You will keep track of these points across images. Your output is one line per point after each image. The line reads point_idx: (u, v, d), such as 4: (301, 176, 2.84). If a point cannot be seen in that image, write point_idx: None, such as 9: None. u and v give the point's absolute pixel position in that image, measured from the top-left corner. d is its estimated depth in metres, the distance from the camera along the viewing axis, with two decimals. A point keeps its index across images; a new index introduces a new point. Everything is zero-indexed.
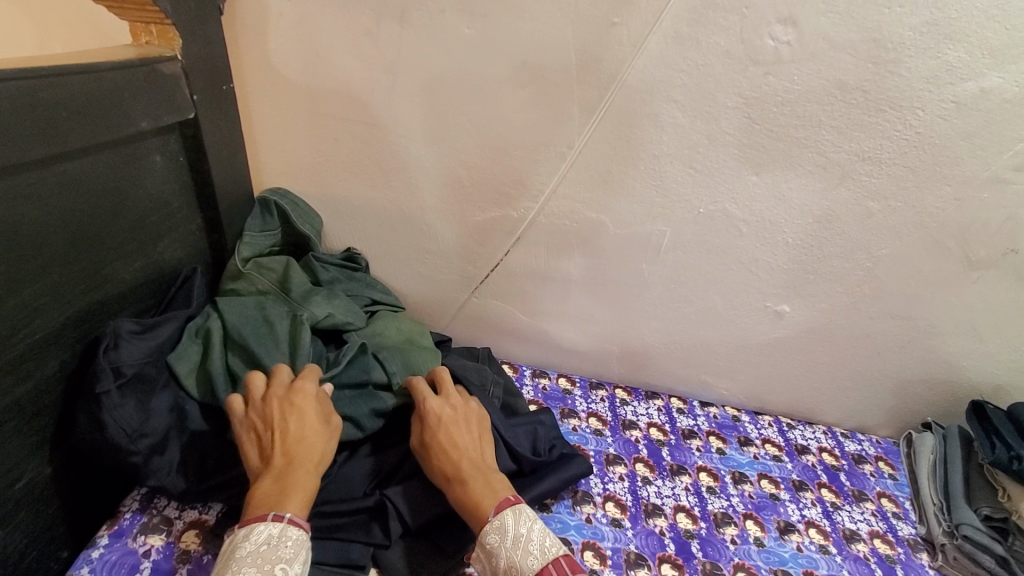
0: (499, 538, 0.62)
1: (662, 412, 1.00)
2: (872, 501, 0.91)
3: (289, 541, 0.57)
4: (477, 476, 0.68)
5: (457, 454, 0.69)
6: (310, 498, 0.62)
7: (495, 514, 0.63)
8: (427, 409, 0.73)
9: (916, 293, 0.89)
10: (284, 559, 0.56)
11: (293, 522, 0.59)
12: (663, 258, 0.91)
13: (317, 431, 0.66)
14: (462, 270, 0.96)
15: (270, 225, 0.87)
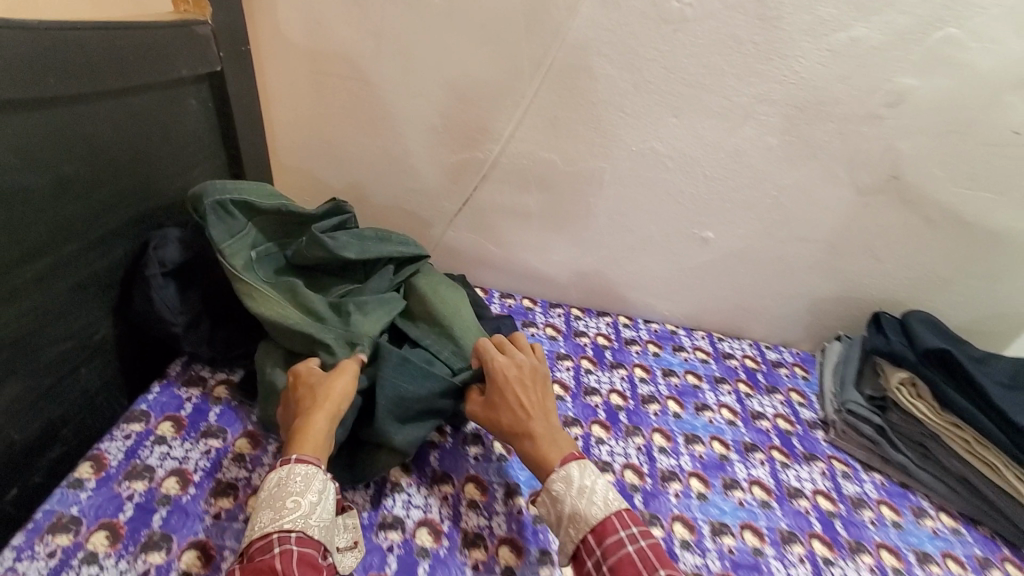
0: (565, 486, 0.68)
1: (610, 325, 1.18)
2: (782, 393, 1.09)
3: (297, 477, 0.63)
4: (542, 432, 0.74)
5: (523, 415, 0.75)
6: (321, 437, 0.68)
7: (561, 466, 0.70)
8: (494, 372, 0.78)
9: (817, 218, 1.05)
10: (293, 493, 0.62)
11: (299, 461, 0.65)
12: (606, 192, 1.09)
13: (321, 383, 0.73)
14: (439, 205, 1.15)
15: (234, 223, 0.86)
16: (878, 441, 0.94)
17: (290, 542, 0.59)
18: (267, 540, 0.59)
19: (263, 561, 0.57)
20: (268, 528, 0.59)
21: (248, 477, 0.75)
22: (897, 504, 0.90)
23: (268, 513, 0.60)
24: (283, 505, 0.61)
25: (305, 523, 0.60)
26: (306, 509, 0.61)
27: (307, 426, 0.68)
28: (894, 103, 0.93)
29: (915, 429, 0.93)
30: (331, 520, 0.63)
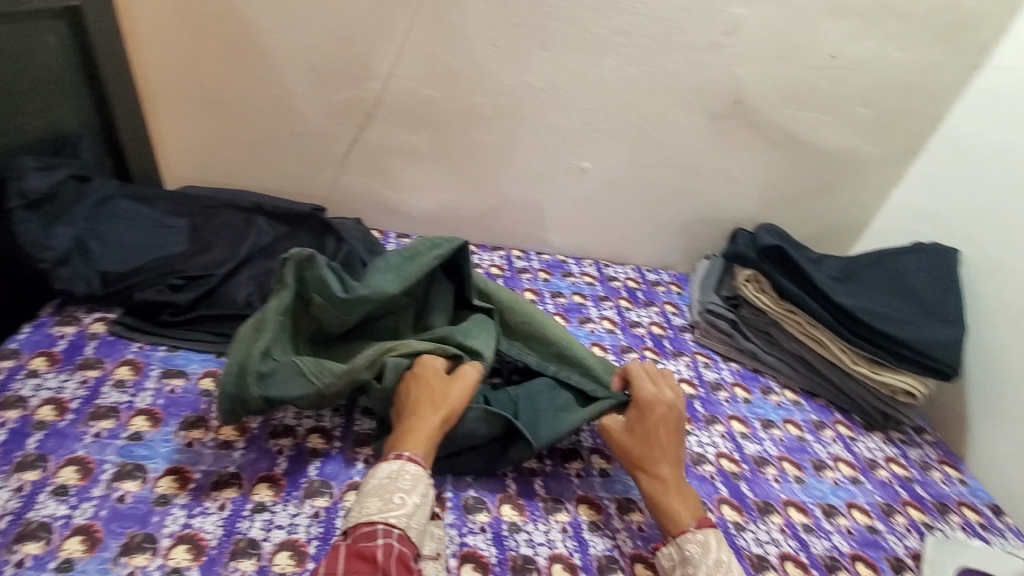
0: (700, 550, 0.66)
1: (503, 258, 1.25)
2: (658, 306, 1.20)
3: (407, 474, 0.64)
4: (675, 481, 0.73)
5: (664, 456, 0.74)
6: (429, 439, 0.68)
7: (697, 527, 0.68)
8: (647, 398, 0.78)
9: (678, 143, 1.17)
10: (401, 489, 0.62)
11: (410, 459, 0.66)
12: (490, 126, 1.15)
13: (443, 386, 0.74)
14: (328, 148, 1.16)
15: (282, 360, 0.73)
16: (732, 334, 1.08)
17: (392, 537, 0.58)
18: (372, 528, 0.59)
19: (367, 548, 0.56)
20: (376, 516, 0.59)
21: (129, 401, 0.75)
22: (749, 384, 1.04)
23: (376, 502, 0.61)
24: (391, 499, 0.61)
25: (407, 522, 0.60)
26: (411, 509, 0.61)
27: (419, 424, 0.69)
28: (730, 31, 1.05)
29: (762, 319, 1.07)
30: (423, 526, 0.62)
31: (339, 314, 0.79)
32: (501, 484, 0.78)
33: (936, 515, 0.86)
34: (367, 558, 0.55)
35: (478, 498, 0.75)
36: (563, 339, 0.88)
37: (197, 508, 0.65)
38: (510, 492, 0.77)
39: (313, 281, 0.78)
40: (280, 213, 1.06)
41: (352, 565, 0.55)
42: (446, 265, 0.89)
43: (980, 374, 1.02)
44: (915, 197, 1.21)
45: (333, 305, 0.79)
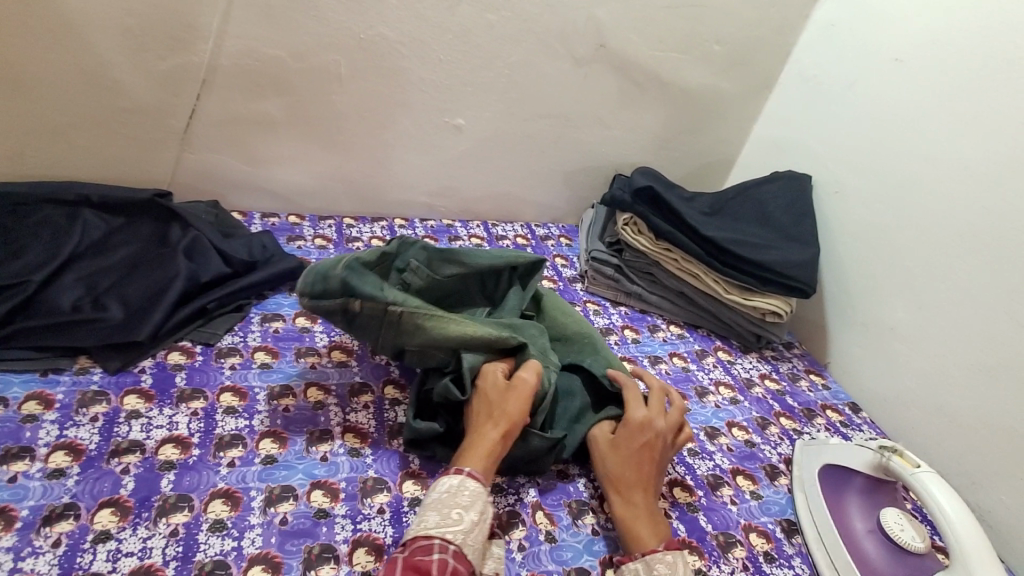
0: (669, 570, 0.60)
1: (385, 228, 1.18)
2: (548, 260, 1.19)
3: (466, 491, 0.61)
4: (644, 505, 0.68)
5: (642, 478, 0.70)
6: (490, 456, 0.65)
7: (665, 548, 0.63)
8: (639, 420, 0.73)
9: (548, 92, 1.15)
10: (460, 505, 0.60)
11: (470, 475, 0.63)
12: (348, 88, 1.06)
13: (501, 399, 0.70)
14: (163, 124, 1.01)
15: (374, 286, 0.72)
16: (618, 278, 1.10)
17: (448, 553, 0.56)
18: (429, 542, 0.56)
19: (424, 562, 0.54)
20: (433, 530, 0.57)
21: None
22: (637, 325, 1.07)
23: (434, 517, 0.58)
24: (449, 513, 0.59)
25: (463, 540, 0.57)
26: (468, 526, 0.58)
27: (478, 440, 0.66)
28: None
29: (643, 261, 1.09)
30: (482, 544, 0.59)
31: (429, 278, 0.80)
32: (404, 459, 0.73)
33: (804, 420, 0.94)
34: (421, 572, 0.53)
35: (378, 478, 0.70)
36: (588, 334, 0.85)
37: (26, 549, 0.56)
38: (413, 467, 0.72)
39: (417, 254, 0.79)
40: (112, 203, 0.93)
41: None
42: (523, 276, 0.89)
43: (837, 290, 1.10)
44: (772, 129, 1.28)
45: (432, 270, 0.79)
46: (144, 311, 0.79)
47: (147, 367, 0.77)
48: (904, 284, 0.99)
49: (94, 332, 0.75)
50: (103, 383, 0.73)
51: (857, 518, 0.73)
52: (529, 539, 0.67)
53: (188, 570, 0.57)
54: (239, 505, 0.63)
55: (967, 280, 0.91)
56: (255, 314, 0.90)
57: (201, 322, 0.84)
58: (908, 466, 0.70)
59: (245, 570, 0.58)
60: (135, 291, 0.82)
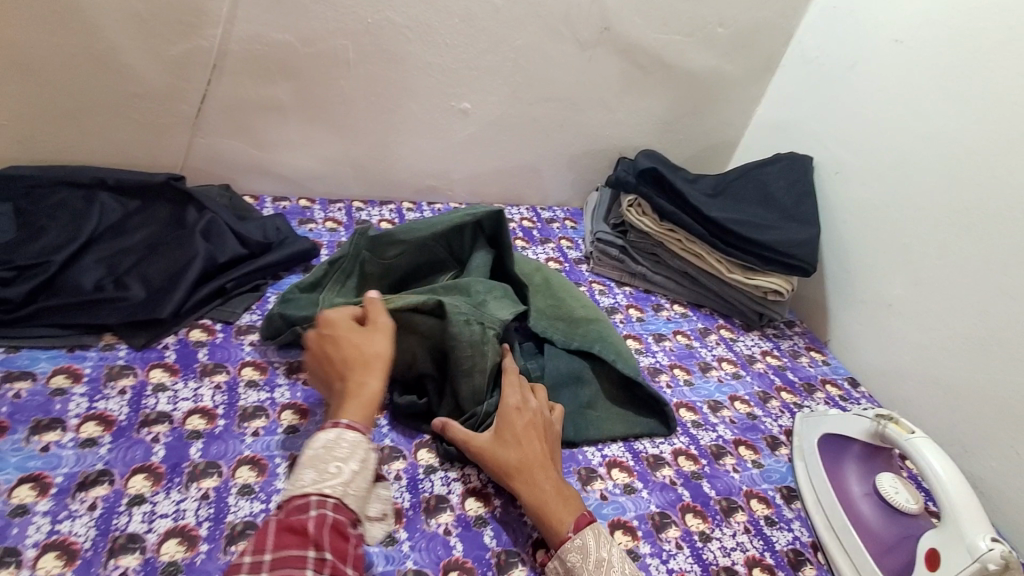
0: (580, 558, 0.58)
1: (393, 212, 1.20)
2: (554, 242, 1.21)
3: (344, 442, 0.55)
4: (552, 487, 0.63)
5: (538, 464, 0.65)
6: (371, 401, 0.59)
7: (575, 532, 0.60)
8: (511, 407, 0.68)
9: (553, 75, 1.16)
10: (338, 457, 0.54)
11: (349, 427, 0.56)
12: (355, 71, 1.07)
13: (359, 341, 0.64)
14: (174, 109, 1.02)
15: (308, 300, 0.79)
16: (623, 259, 1.12)
17: (327, 507, 0.51)
18: (305, 500, 0.51)
19: (299, 521, 0.49)
20: (309, 487, 0.51)
21: None
22: (642, 304, 1.09)
23: (310, 474, 0.52)
24: (326, 468, 0.53)
25: (344, 491, 0.52)
26: (349, 477, 0.53)
27: (357, 386, 0.60)
28: None
29: (648, 242, 1.12)
30: (368, 491, 0.55)
31: (377, 262, 0.82)
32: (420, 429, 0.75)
33: (804, 395, 0.97)
34: (297, 531, 0.48)
35: (394, 446, 0.72)
36: (595, 320, 0.88)
37: (64, 512, 0.59)
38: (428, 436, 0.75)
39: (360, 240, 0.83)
40: (127, 186, 0.94)
41: (281, 540, 0.48)
42: (491, 232, 0.87)
43: (837, 269, 1.13)
44: (775, 111, 1.29)
45: (375, 252, 0.82)
46: (165, 290, 0.82)
47: (170, 345, 0.80)
48: (901, 261, 1.02)
49: (117, 310, 0.78)
50: (128, 359, 0.76)
51: (854, 484, 0.76)
52: None
53: (219, 531, 0.60)
54: (266, 471, 0.67)
55: (963, 256, 0.93)
56: (271, 294, 0.92)
57: (220, 301, 0.87)
58: (903, 432, 0.73)
59: None
60: (155, 270, 0.84)
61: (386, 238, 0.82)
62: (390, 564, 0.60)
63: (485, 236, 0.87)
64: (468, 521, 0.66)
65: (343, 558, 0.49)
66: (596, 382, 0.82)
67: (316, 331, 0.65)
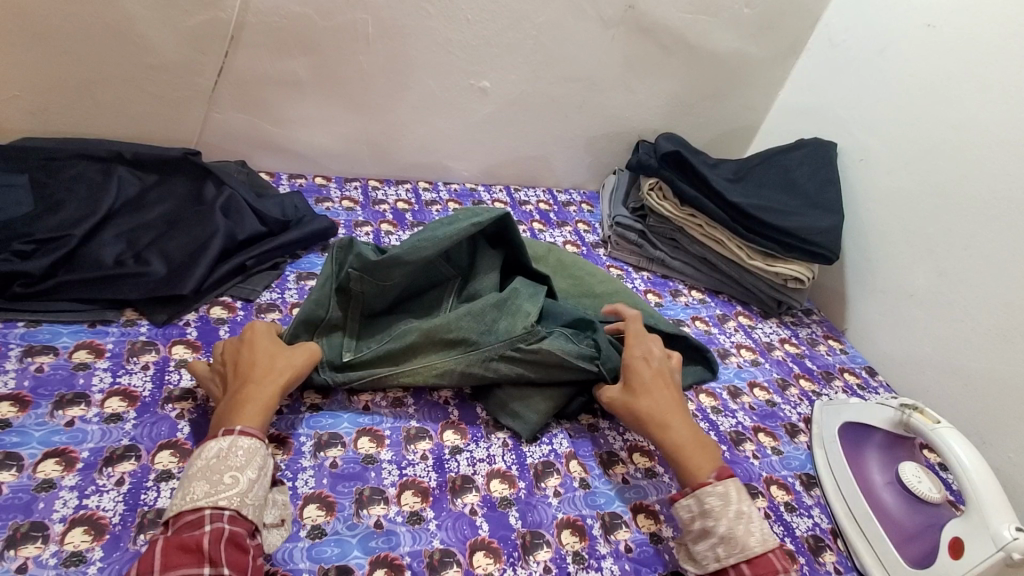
0: (720, 503, 0.61)
1: (410, 192, 1.19)
2: (571, 226, 1.20)
3: (239, 450, 0.56)
4: (689, 436, 0.67)
5: (671, 416, 0.68)
6: (266, 410, 0.61)
7: (717, 479, 0.63)
8: (636, 362, 0.72)
9: (575, 55, 1.14)
10: (232, 467, 0.55)
11: (243, 433, 0.58)
12: (374, 47, 1.05)
13: (270, 355, 0.66)
14: (191, 83, 1.00)
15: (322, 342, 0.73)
16: (641, 244, 1.12)
17: (222, 520, 0.52)
18: (198, 515, 0.52)
19: (191, 537, 0.50)
20: (202, 501, 0.52)
21: None
22: (660, 290, 1.08)
23: (202, 486, 0.53)
24: (219, 480, 0.54)
25: (241, 501, 0.54)
26: (244, 487, 0.55)
27: (253, 394, 0.61)
28: None
29: (667, 227, 1.11)
30: (265, 499, 0.56)
31: (375, 286, 0.75)
32: (445, 410, 0.75)
33: (823, 382, 0.97)
34: (190, 547, 0.50)
35: (420, 426, 0.72)
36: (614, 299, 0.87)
37: (90, 487, 0.59)
38: (453, 417, 0.75)
39: (350, 256, 0.74)
40: (144, 160, 0.93)
41: (171, 559, 0.49)
42: (490, 233, 0.83)
43: (858, 257, 1.12)
44: (799, 96, 1.27)
45: (371, 275, 0.73)
46: (185, 267, 0.81)
47: (191, 321, 0.79)
48: (925, 250, 1.01)
49: (138, 286, 0.77)
50: (150, 335, 0.76)
51: (876, 472, 0.76)
52: (564, 486, 0.70)
53: None
54: (291, 449, 0.66)
55: (990, 246, 0.92)
56: (290, 272, 0.92)
57: (240, 279, 0.86)
58: (928, 422, 0.73)
59: (302, 508, 0.61)
60: (174, 246, 0.84)
61: (387, 262, 0.73)
62: (417, 544, 0.60)
63: (486, 239, 0.83)
64: (494, 502, 0.66)
65: (241, 569, 0.51)
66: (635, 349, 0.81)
67: (229, 340, 0.67)
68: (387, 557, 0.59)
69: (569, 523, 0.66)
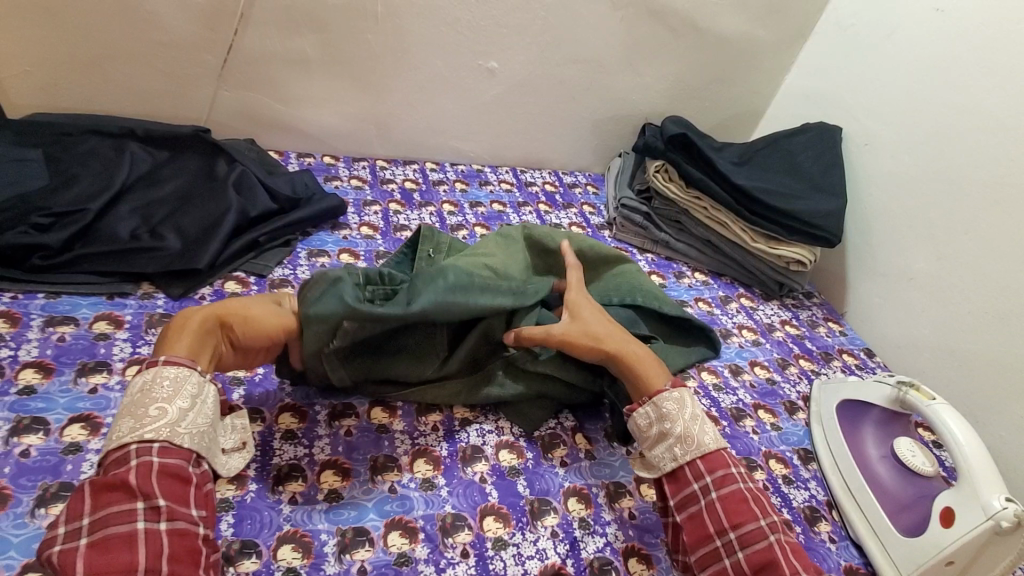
0: (676, 407, 0.64)
1: (417, 172, 1.19)
2: (577, 208, 1.21)
3: (164, 379, 0.54)
4: (640, 351, 0.70)
5: (618, 336, 0.71)
6: (193, 336, 0.58)
7: (673, 387, 0.67)
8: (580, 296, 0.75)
9: (582, 36, 1.15)
10: (159, 399, 0.53)
11: (165, 362, 0.56)
12: (383, 26, 1.05)
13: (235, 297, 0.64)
14: (202, 60, 1.01)
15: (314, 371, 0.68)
16: (646, 226, 1.13)
17: (151, 454, 0.50)
18: (124, 452, 0.50)
19: (117, 475, 0.48)
20: (127, 437, 0.51)
21: (12, 355, 0.67)
22: (664, 271, 1.10)
23: (127, 422, 0.52)
24: (145, 413, 0.52)
25: (172, 432, 0.52)
26: (175, 417, 0.53)
27: (185, 323, 0.59)
28: None
29: (672, 209, 1.13)
30: (208, 425, 0.56)
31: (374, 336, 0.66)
32: None
33: (822, 362, 1.00)
34: (117, 485, 0.48)
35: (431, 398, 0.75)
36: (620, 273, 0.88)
37: None
38: None
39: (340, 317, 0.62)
40: (156, 136, 0.94)
41: (101, 500, 0.47)
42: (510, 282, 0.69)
43: (859, 240, 1.14)
44: (805, 80, 1.28)
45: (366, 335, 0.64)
46: (200, 242, 0.83)
47: (206, 295, 0.81)
48: (925, 234, 1.03)
49: (154, 260, 0.79)
50: (167, 307, 0.78)
51: (871, 446, 0.79)
52: (571, 457, 0.73)
53: (267, 470, 0.62)
54: (307, 417, 0.68)
55: (989, 232, 0.94)
56: (301, 249, 0.93)
57: (254, 254, 0.88)
58: (924, 399, 0.75)
59: (319, 474, 0.63)
60: (189, 221, 0.85)
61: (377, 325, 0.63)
62: (430, 508, 0.63)
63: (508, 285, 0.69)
64: (503, 470, 0.69)
65: (181, 501, 0.50)
66: (643, 324, 0.85)
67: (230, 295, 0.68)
68: (402, 520, 0.61)
69: (575, 491, 0.69)
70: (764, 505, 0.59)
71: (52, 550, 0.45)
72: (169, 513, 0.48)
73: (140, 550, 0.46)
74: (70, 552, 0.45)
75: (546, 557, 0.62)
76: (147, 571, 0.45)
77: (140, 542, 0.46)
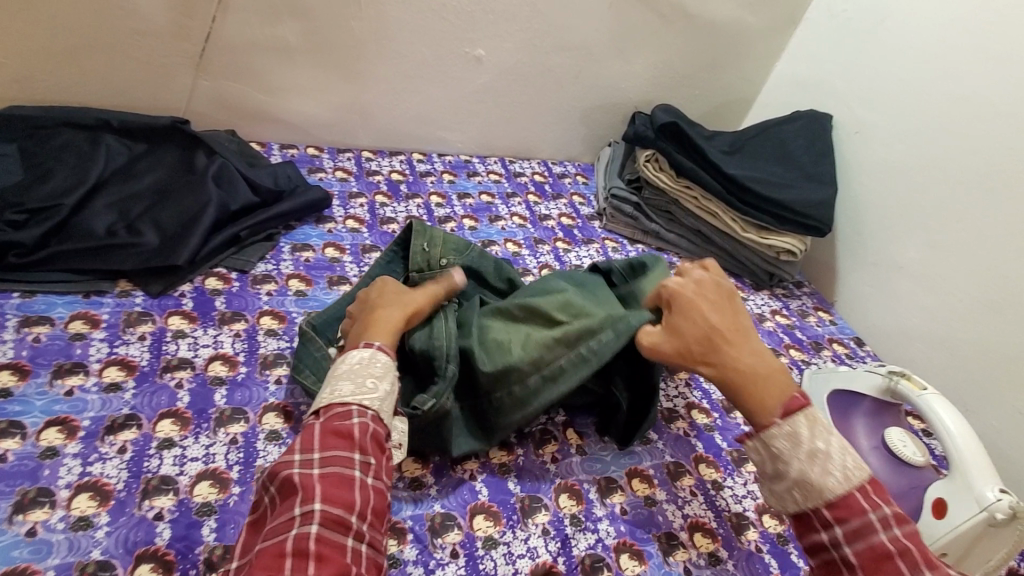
0: (790, 445, 0.55)
1: (403, 163, 1.17)
2: (566, 198, 1.19)
3: (379, 361, 0.57)
4: (751, 369, 0.60)
5: (733, 351, 0.62)
6: (395, 329, 0.61)
7: (785, 417, 0.56)
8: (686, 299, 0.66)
9: (572, 22, 1.12)
10: (374, 374, 0.56)
11: (381, 349, 0.58)
12: (367, 12, 1.02)
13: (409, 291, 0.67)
14: (180, 49, 0.97)
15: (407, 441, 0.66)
16: (637, 216, 1.12)
17: (367, 418, 0.53)
18: (346, 409, 0.53)
19: (344, 426, 0.52)
20: (349, 398, 0.54)
21: None
22: None
23: (348, 386, 0.55)
24: (363, 383, 0.55)
25: (381, 406, 0.55)
26: (384, 394, 0.55)
27: (382, 316, 0.62)
28: None
29: (662, 199, 1.12)
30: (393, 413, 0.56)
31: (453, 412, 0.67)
32: None
33: (812, 352, 0.99)
34: (343, 434, 0.51)
35: None
36: None
37: (94, 455, 0.59)
38: None
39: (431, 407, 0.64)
40: (133, 128, 0.90)
41: (328, 441, 0.51)
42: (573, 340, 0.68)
43: (850, 229, 1.13)
44: (797, 68, 1.26)
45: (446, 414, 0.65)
46: (179, 237, 0.80)
47: (187, 292, 0.79)
48: (914, 223, 1.03)
49: (132, 256, 0.77)
50: (146, 305, 0.76)
51: (863, 437, 0.79)
52: (561, 453, 0.72)
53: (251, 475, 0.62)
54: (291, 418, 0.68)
55: (978, 221, 0.94)
56: (284, 243, 0.91)
57: (235, 250, 0.86)
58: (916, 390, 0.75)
59: None
60: (167, 216, 0.83)
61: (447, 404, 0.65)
62: (419, 508, 0.62)
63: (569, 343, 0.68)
64: (493, 468, 0.68)
65: (384, 463, 0.53)
66: None
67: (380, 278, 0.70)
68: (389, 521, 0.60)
69: (566, 487, 0.68)
70: (914, 561, 0.49)
71: (291, 472, 0.48)
72: (376, 471, 0.51)
73: (356, 495, 0.49)
74: (308, 477, 0.48)
75: (537, 556, 0.61)
76: (359, 518, 0.48)
77: (355, 488, 0.49)
